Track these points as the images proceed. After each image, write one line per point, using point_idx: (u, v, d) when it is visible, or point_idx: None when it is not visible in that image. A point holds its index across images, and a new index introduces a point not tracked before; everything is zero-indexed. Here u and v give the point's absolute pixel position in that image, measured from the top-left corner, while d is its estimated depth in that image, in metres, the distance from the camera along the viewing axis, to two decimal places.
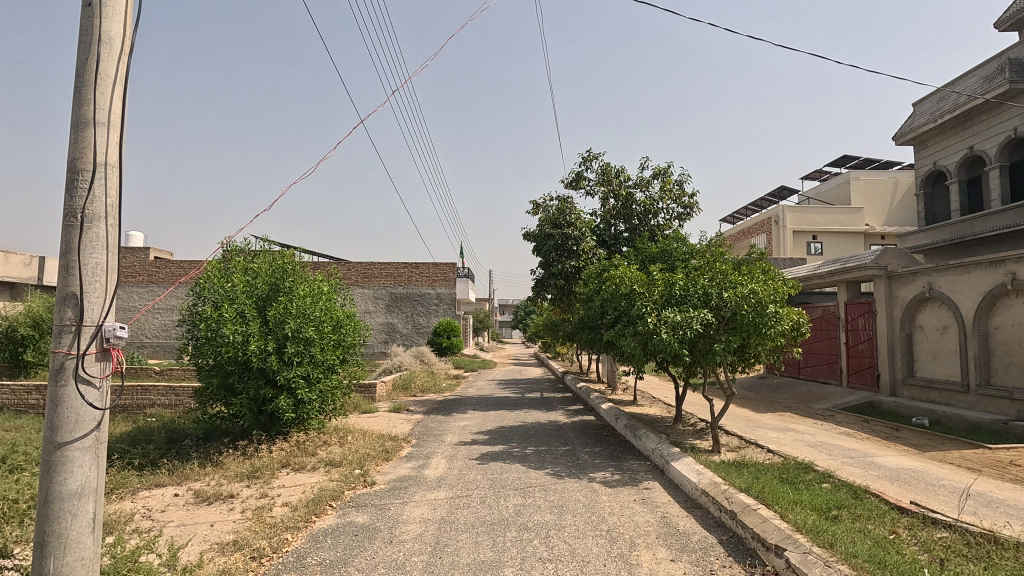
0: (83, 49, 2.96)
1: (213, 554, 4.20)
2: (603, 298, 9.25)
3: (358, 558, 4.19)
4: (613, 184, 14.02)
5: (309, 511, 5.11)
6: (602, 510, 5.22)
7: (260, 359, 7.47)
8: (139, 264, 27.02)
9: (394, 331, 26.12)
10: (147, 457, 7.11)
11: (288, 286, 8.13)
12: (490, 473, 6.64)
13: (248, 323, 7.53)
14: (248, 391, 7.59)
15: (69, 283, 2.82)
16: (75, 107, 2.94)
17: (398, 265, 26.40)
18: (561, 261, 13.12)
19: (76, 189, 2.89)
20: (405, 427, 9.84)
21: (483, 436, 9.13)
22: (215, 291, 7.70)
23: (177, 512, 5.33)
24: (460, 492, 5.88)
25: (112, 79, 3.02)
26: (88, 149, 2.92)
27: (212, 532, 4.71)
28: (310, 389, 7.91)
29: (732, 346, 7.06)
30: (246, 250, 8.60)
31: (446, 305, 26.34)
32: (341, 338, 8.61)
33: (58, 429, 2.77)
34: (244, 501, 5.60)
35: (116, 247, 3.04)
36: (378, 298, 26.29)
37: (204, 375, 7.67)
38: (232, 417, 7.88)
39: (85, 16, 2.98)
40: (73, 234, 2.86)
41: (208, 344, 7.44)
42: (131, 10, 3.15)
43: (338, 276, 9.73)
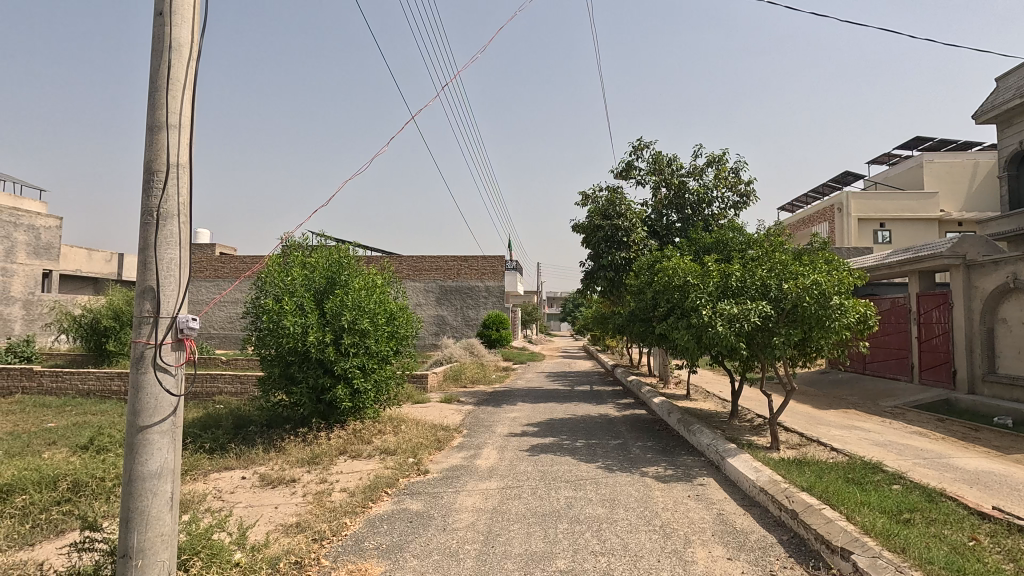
0: (158, 56, 3.14)
1: (278, 534, 4.43)
2: (655, 289, 9.07)
3: (414, 544, 4.31)
4: (665, 173, 13.67)
5: (366, 497, 5.29)
6: (655, 505, 5.14)
7: (318, 350, 7.76)
8: (206, 259, 28.57)
9: (445, 323, 26.55)
10: (216, 441, 7.53)
11: (344, 279, 8.38)
12: (541, 465, 6.66)
13: (307, 316, 7.83)
14: (308, 380, 7.89)
15: (147, 277, 3.02)
16: (150, 112, 3.13)
17: (447, 259, 26.77)
18: (611, 253, 12.92)
19: (152, 189, 3.07)
20: (456, 417, 10.01)
21: (534, 428, 9.14)
22: (276, 285, 8.08)
23: (245, 494, 5.64)
24: (513, 483, 5.93)
25: (179, 83, 3.17)
26: (161, 150, 3.10)
27: (276, 515, 4.94)
28: (365, 379, 8.15)
29: (793, 339, 6.75)
30: (304, 246, 8.96)
31: (494, 297, 26.49)
32: (395, 329, 8.82)
33: (139, 413, 2.98)
34: (305, 486, 5.85)
35: (188, 242, 3.21)
36: (428, 291, 26.77)
37: (268, 364, 8.02)
38: (293, 405, 8.21)
39: (157, 25, 3.16)
40: (150, 231, 3.05)
41: (271, 335, 7.81)
42: (198, 17, 3.30)
43: (391, 269, 9.94)
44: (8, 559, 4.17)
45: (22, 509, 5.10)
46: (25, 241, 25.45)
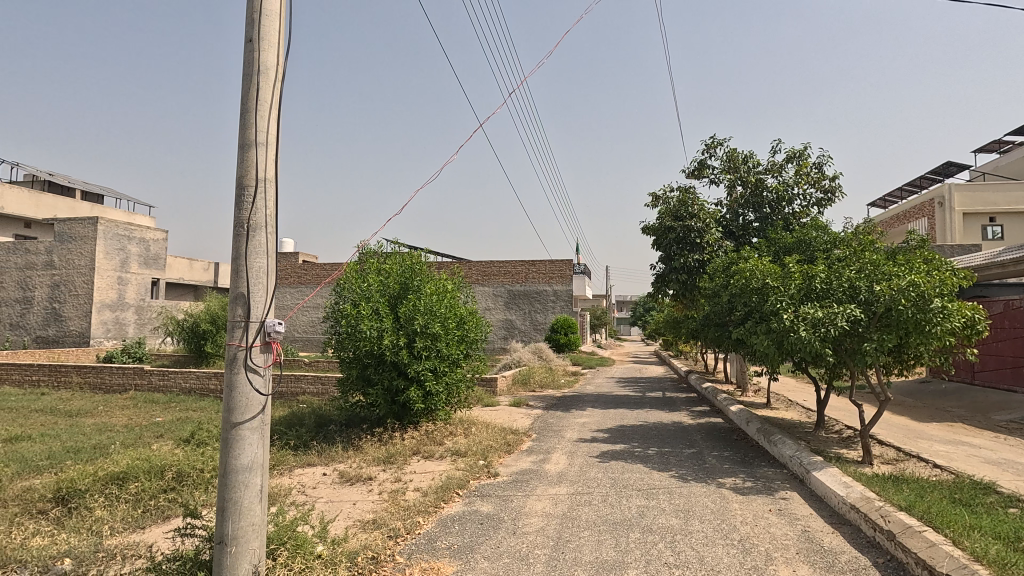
0: (249, 79, 3.39)
1: (356, 530, 4.63)
2: (731, 292, 8.69)
3: (485, 545, 4.36)
4: (740, 171, 13.08)
5: (438, 497, 5.42)
6: (733, 518, 4.91)
7: (393, 353, 8.04)
8: (290, 267, 30.42)
9: (513, 327, 26.75)
10: (300, 439, 8.00)
11: (417, 284, 8.66)
12: (611, 472, 6.54)
13: (382, 320, 8.14)
14: (383, 382, 8.20)
15: (239, 284, 3.26)
16: (241, 132, 3.38)
17: (515, 263, 26.97)
18: (683, 255, 12.51)
19: (242, 202, 3.32)
20: (525, 421, 10.05)
21: (604, 434, 8.99)
22: (354, 290, 8.47)
23: (326, 489, 5.94)
24: (582, 489, 5.86)
25: (265, 102, 3.40)
26: (251, 167, 3.35)
27: (354, 511, 5.16)
28: (437, 381, 8.35)
29: (887, 345, 6.24)
30: (378, 252, 9.33)
31: (562, 301, 26.39)
32: (465, 333, 8.99)
33: (233, 410, 3.21)
34: (381, 484, 6.09)
35: (274, 250, 3.43)
36: (497, 296, 27.08)
37: (346, 367, 8.41)
38: (369, 406, 8.55)
39: (248, 51, 3.41)
40: (242, 242, 3.30)
41: (349, 339, 8.19)
42: (283, 40, 3.52)
43: (461, 274, 10.15)
44: (124, 540, 4.63)
45: (135, 495, 5.65)
46: (137, 252, 28.20)
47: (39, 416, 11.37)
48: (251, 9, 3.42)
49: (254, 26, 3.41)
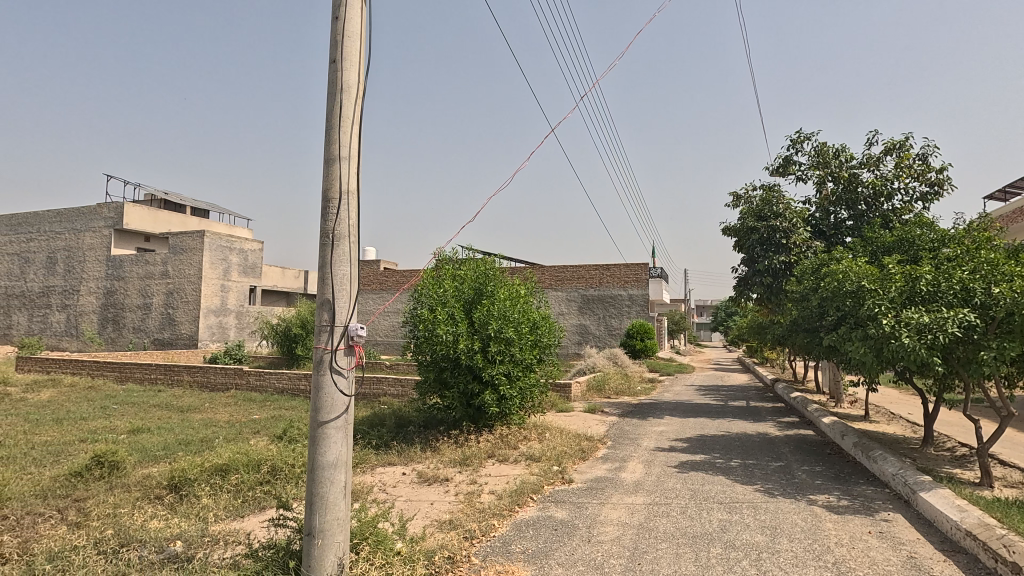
0: (333, 97, 3.61)
1: (434, 529, 4.75)
2: (822, 296, 8.13)
3: (559, 552, 4.34)
4: (831, 166, 12.22)
5: (513, 501, 5.46)
6: (826, 538, 4.57)
7: (468, 357, 8.21)
8: (372, 273, 31.88)
9: (588, 332, 26.47)
10: (381, 438, 8.35)
11: (490, 290, 8.80)
12: (691, 483, 6.30)
13: (457, 325, 8.33)
14: (459, 386, 8.38)
15: (325, 291, 3.48)
16: (326, 148, 3.60)
17: (589, 267, 26.71)
18: (768, 257, 11.85)
19: (327, 214, 3.53)
20: (600, 428, 9.90)
21: (682, 443, 8.68)
22: (430, 296, 8.72)
23: (405, 488, 6.15)
24: (660, 500, 5.68)
25: (347, 119, 3.60)
26: (334, 181, 3.55)
27: (432, 510, 5.31)
28: (511, 386, 8.43)
29: (1009, 354, 5.58)
30: (453, 259, 9.58)
31: (638, 306, 25.84)
32: (538, 338, 9.02)
33: (320, 410, 3.41)
34: (457, 485, 6.22)
35: (356, 258, 3.61)
36: (571, 300, 26.92)
37: (424, 370, 8.66)
38: (445, 408, 8.75)
39: (332, 71, 3.63)
40: (327, 251, 3.51)
41: (426, 343, 8.45)
42: (363, 59, 3.72)
43: (534, 279, 10.21)
44: (226, 527, 5.03)
45: (235, 486, 6.14)
46: (238, 262, 30.66)
47: (156, 410, 12.64)
48: (334, 33, 3.64)
49: (337, 48, 3.62)
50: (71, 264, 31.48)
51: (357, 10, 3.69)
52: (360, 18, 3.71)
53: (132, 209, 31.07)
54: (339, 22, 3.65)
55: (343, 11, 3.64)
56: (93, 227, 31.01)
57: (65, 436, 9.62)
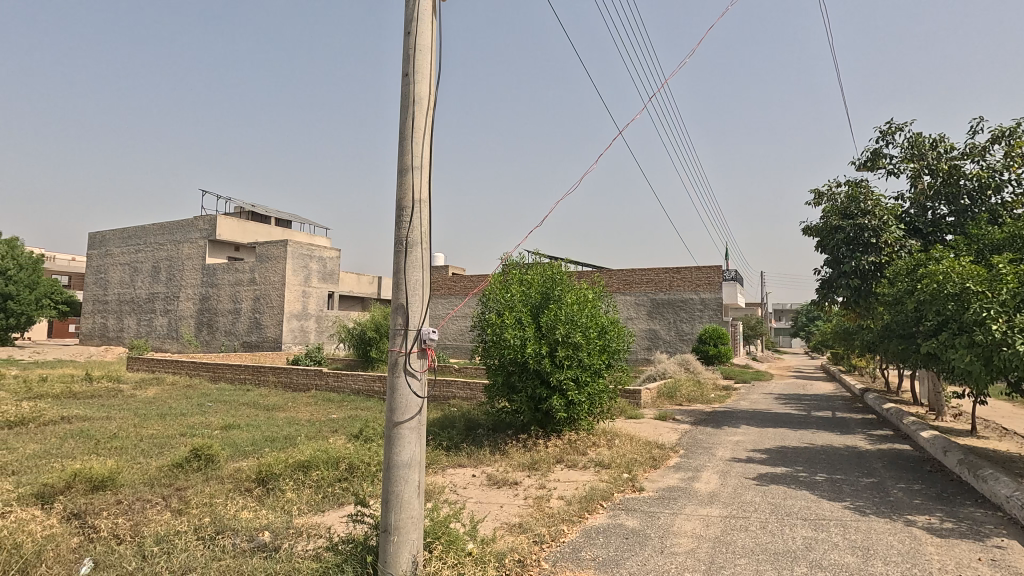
0: (406, 109, 3.74)
1: (504, 532, 4.79)
2: (918, 299, 7.50)
3: (630, 561, 4.25)
4: (927, 157, 11.30)
5: (582, 507, 5.40)
6: (927, 563, 4.19)
7: (536, 361, 8.23)
8: (441, 279, 32.67)
9: (657, 337, 25.79)
10: (452, 440, 8.53)
11: (558, 294, 8.78)
12: (771, 497, 5.97)
13: (525, 329, 8.37)
14: (527, 390, 8.41)
15: (399, 295, 3.62)
16: (400, 158, 3.74)
17: (659, 271, 26.04)
18: (855, 257, 11.06)
19: (401, 222, 3.67)
20: (672, 436, 9.60)
21: (761, 454, 8.25)
22: (498, 300, 8.82)
23: (475, 490, 6.24)
24: (738, 513, 5.44)
25: (419, 130, 3.73)
26: (408, 190, 3.68)
27: (502, 513, 5.36)
28: (579, 391, 8.37)
29: None
30: (521, 264, 9.65)
31: (711, 310, 24.89)
32: (606, 343, 8.90)
33: (395, 410, 3.53)
34: (526, 489, 6.24)
35: (428, 264, 3.72)
36: (640, 305, 26.34)
37: (492, 374, 8.76)
38: (513, 412, 8.80)
39: (405, 84, 3.76)
40: (401, 257, 3.64)
41: (494, 347, 8.54)
42: (434, 71, 3.84)
43: (602, 283, 10.08)
44: (308, 520, 5.31)
45: (317, 481, 6.48)
46: (317, 269, 32.39)
47: (246, 408, 13.57)
48: (406, 47, 3.78)
49: (410, 62, 3.76)
50: (172, 273, 34.46)
51: (428, 25, 3.81)
52: (431, 32, 3.84)
53: (224, 221, 33.63)
54: (412, 37, 3.78)
55: (415, 26, 3.77)
56: (191, 238, 33.80)
57: (168, 430, 10.52)
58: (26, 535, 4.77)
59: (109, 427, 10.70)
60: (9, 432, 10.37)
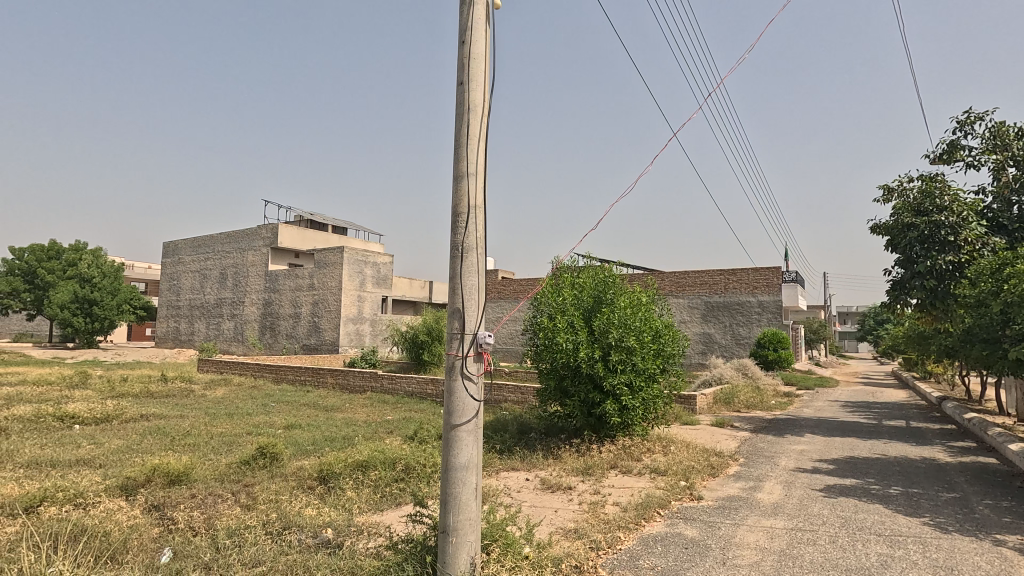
0: (461, 117, 3.81)
1: (560, 537, 4.77)
2: (1004, 300, 6.95)
3: (691, 572, 4.14)
4: (1011, 148, 10.47)
5: (639, 515, 5.30)
6: None
7: (589, 365, 8.16)
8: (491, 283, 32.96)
9: (713, 341, 25.04)
10: (505, 443, 8.58)
11: (610, 297, 8.66)
12: (841, 510, 5.67)
13: (577, 333, 8.31)
14: (580, 395, 8.35)
15: (456, 300, 3.67)
16: (455, 165, 3.81)
17: (713, 273, 25.30)
18: (930, 256, 10.36)
19: (457, 227, 3.73)
20: (731, 443, 9.29)
21: (828, 465, 7.85)
22: (550, 303, 8.80)
23: (530, 494, 6.25)
24: (804, 526, 5.19)
25: (474, 137, 3.78)
26: (463, 196, 3.74)
27: (557, 518, 5.33)
28: (634, 396, 8.23)
29: None
30: (572, 267, 9.60)
31: (770, 314, 23.95)
32: (661, 347, 8.72)
33: (453, 413, 3.58)
34: (580, 495, 6.18)
35: (483, 268, 3.76)
36: (694, 308, 25.67)
37: (544, 377, 8.74)
38: (566, 417, 8.75)
39: (460, 93, 3.83)
40: (457, 262, 3.70)
41: (547, 351, 8.54)
42: (488, 78, 3.89)
43: (656, 285, 9.89)
44: (368, 519, 5.46)
45: (375, 481, 6.66)
46: (371, 274, 33.35)
47: (306, 409, 14.11)
48: (461, 56, 3.85)
49: (465, 70, 3.82)
50: (238, 279, 36.33)
51: (481, 33, 3.86)
52: (485, 41, 3.88)
53: (284, 230, 35.19)
54: (466, 46, 3.84)
55: (469, 35, 3.83)
56: (255, 246, 35.54)
57: (236, 429, 11.08)
58: (114, 524, 5.14)
59: (183, 425, 11.38)
60: (96, 428, 11.20)
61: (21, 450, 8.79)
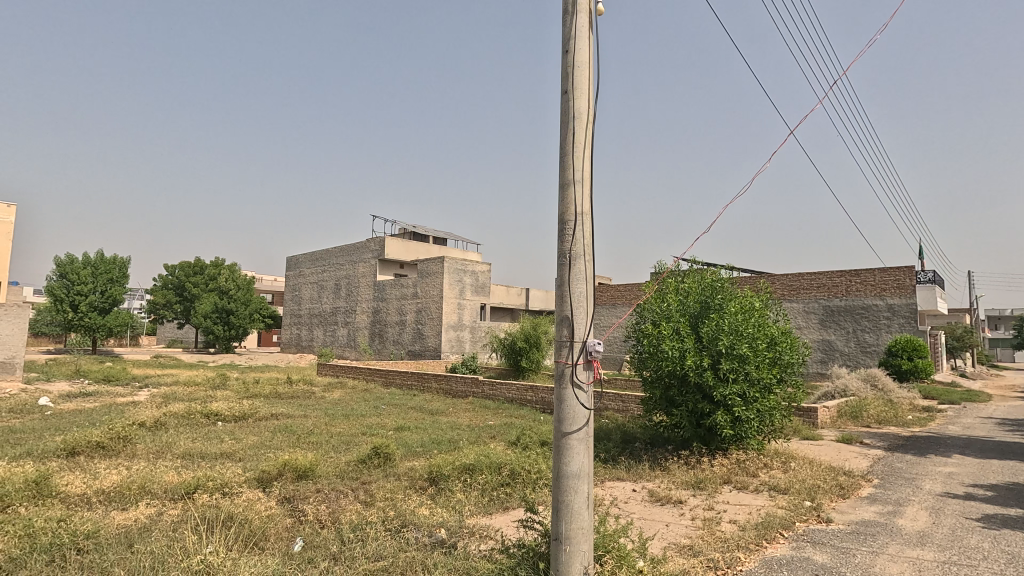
0: (566, 126, 3.83)
1: (674, 553, 4.59)
2: None
3: None
4: None
5: (760, 535, 4.97)
6: None
7: (697, 374, 7.80)
8: None
9: (833, 349, 23.00)
10: (609, 452, 8.44)
11: (719, 302, 8.24)
12: (1006, 545, 4.93)
13: (684, 340, 7.99)
14: (688, 404, 8.01)
15: (564, 307, 3.68)
16: (561, 173, 3.82)
17: (833, 274, 23.30)
18: None
19: (564, 235, 3.74)
20: (862, 462, 8.44)
21: (984, 491, 6.88)
22: (654, 310, 8.56)
23: (638, 506, 6.09)
24: (959, 560, 4.58)
25: (580, 144, 3.77)
26: (569, 204, 3.75)
27: (670, 532, 5.15)
28: (747, 407, 7.76)
29: None
30: (676, 272, 9.26)
31: (902, 319, 21.55)
32: (777, 356, 8.15)
33: (564, 421, 3.58)
34: (692, 510, 5.92)
35: (592, 276, 3.73)
36: (810, 313, 23.77)
37: (650, 386, 8.49)
38: (673, 427, 8.42)
39: (565, 100, 3.85)
40: (565, 269, 3.70)
41: (651, 358, 8.27)
42: (592, 84, 3.88)
43: (769, 289, 9.27)
44: (478, 521, 5.61)
45: (482, 484, 6.83)
46: (471, 282, 34.43)
47: (414, 412, 14.79)
48: (565, 65, 3.87)
49: (569, 79, 3.84)
50: (350, 289, 39.07)
51: (585, 41, 3.85)
52: (588, 47, 3.87)
53: (390, 242, 37.37)
54: (570, 55, 3.86)
55: (572, 43, 3.84)
56: (364, 258, 38.06)
57: (352, 429, 11.87)
58: (255, 513, 5.70)
59: (306, 425, 12.40)
60: (235, 424, 12.52)
61: (178, 442, 10.03)
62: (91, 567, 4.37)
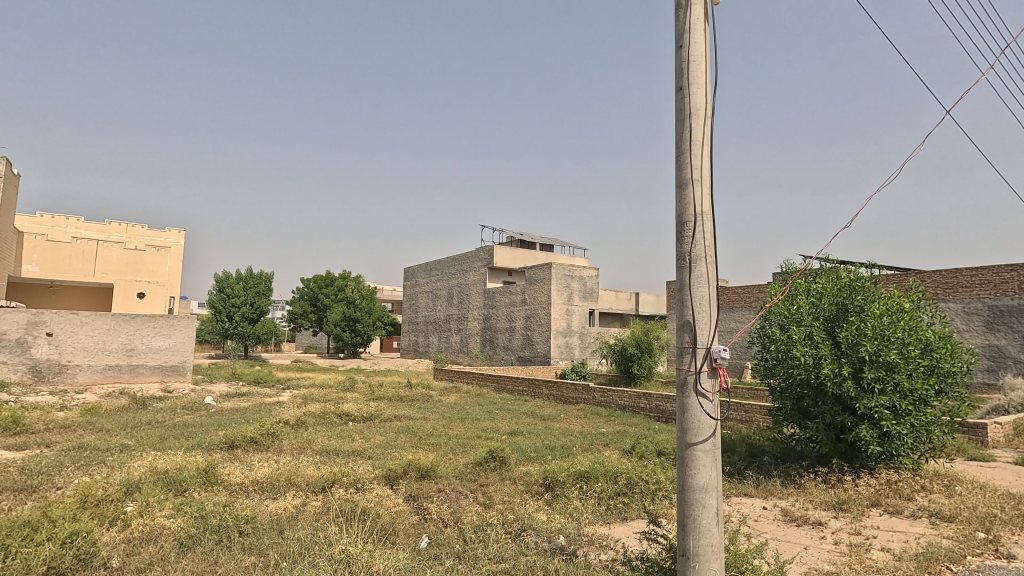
0: (682, 124, 3.69)
1: None
2: None
3: None
4: None
5: (920, 568, 4.38)
6: None
7: (835, 384, 7.09)
8: None
9: (1004, 356, 19.75)
10: (734, 466, 7.93)
11: (859, 303, 7.44)
12: None
13: (818, 346, 7.31)
14: (825, 417, 7.29)
15: (685, 313, 3.52)
16: (678, 173, 3.68)
17: (1000, 269, 20.15)
18: None
19: (683, 237, 3.59)
20: None
21: None
22: (782, 313, 7.93)
23: (770, 525, 5.65)
24: None
25: (697, 141, 3.61)
26: (687, 205, 3.59)
27: (810, 557, 4.71)
28: (899, 422, 6.89)
29: None
30: (806, 272, 8.52)
31: None
32: (934, 363, 7.16)
33: (688, 431, 3.42)
34: (835, 533, 5.37)
35: (715, 280, 3.54)
36: (973, 314, 20.74)
37: (779, 396, 7.86)
38: (808, 441, 7.72)
39: (679, 98, 3.72)
40: (685, 273, 3.56)
41: (780, 365, 7.67)
42: (709, 77, 3.70)
43: (921, 288, 8.20)
44: (597, 530, 5.54)
45: (598, 492, 6.74)
46: (578, 288, 34.28)
47: (526, 417, 15.00)
48: (679, 61, 3.73)
49: (684, 75, 3.69)
50: (462, 297, 40.65)
51: (700, 33, 3.69)
52: (703, 39, 3.70)
53: (499, 250, 38.37)
54: (684, 50, 3.71)
55: (687, 38, 3.69)
56: (475, 267, 39.43)
57: (468, 432, 12.30)
58: (385, 508, 6.10)
59: (426, 427, 13.06)
60: (364, 425, 13.52)
61: (316, 439, 11.03)
62: (251, 549, 4.94)
